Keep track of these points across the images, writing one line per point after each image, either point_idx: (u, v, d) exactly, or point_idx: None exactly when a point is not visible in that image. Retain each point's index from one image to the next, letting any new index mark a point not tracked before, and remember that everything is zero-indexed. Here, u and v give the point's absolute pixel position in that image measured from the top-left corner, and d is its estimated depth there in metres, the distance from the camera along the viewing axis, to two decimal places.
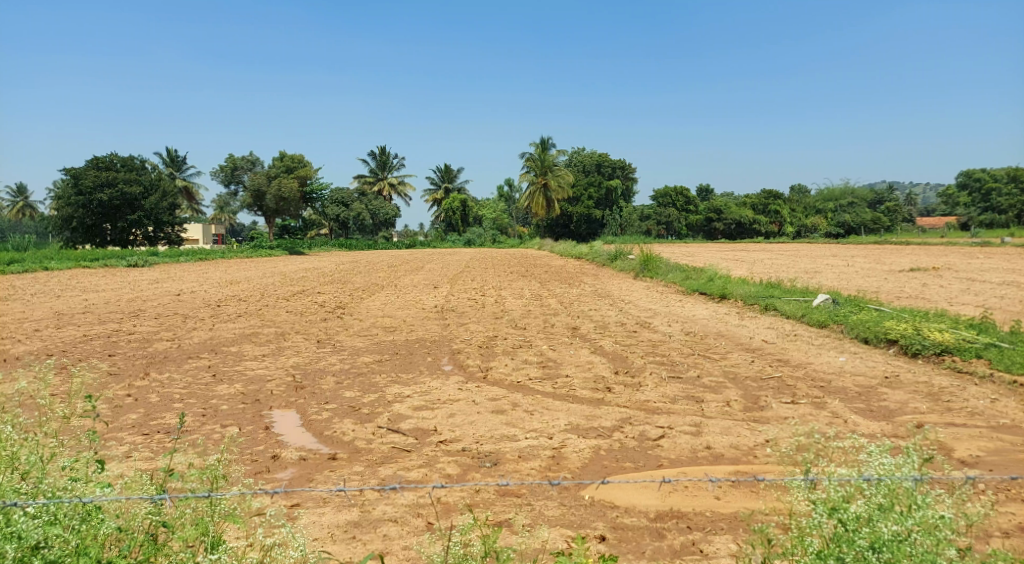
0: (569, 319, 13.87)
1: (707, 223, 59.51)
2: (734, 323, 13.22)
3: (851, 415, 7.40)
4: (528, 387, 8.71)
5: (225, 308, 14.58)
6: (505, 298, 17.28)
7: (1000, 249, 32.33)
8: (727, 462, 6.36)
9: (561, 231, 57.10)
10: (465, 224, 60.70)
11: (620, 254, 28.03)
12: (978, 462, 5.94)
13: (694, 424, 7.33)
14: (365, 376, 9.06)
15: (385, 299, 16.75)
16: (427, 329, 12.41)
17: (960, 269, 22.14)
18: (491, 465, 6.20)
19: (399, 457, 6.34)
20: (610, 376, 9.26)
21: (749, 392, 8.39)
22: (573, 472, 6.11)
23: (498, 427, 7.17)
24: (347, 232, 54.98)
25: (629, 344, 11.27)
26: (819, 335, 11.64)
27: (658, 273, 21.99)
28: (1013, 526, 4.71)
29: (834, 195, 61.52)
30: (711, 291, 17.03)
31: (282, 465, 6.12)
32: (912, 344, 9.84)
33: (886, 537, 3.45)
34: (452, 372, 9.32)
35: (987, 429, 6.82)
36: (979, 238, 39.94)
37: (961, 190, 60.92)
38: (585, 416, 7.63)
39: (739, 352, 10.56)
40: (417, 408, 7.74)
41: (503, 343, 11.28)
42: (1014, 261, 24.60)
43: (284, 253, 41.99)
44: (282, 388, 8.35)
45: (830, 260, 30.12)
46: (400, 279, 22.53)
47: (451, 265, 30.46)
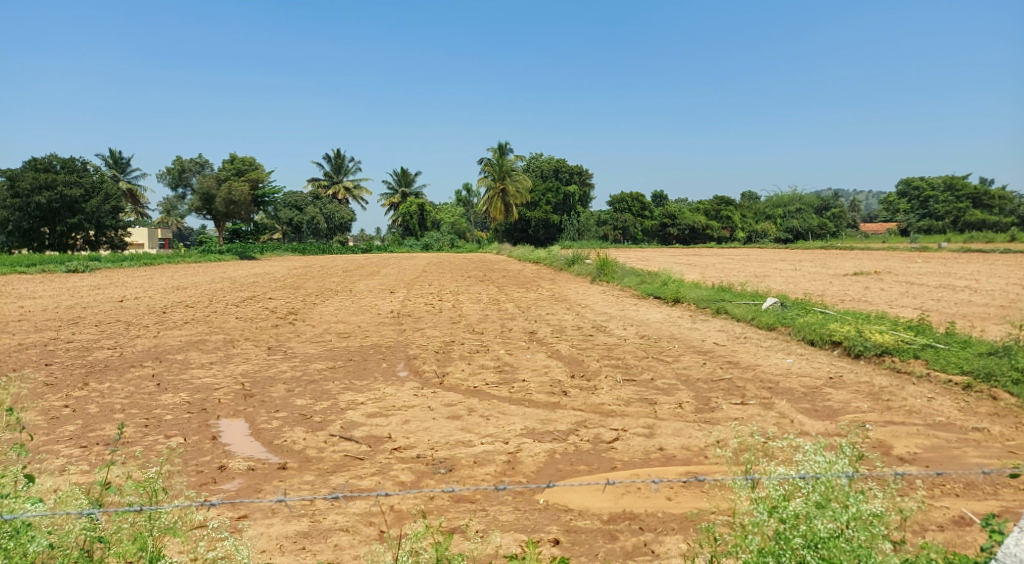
0: (526, 323, 13.91)
1: (662, 228, 60.35)
2: (686, 326, 13.46)
3: (798, 416, 7.61)
4: (484, 392, 8.71)
5: (171, 315, 14.22)
6: (462, 302, 17.26)
7: (937, 254, 33.72)
8: (678, 462, 6.47)
9: (519, 235, 57.28)
10: (422, 229, 60.34)
11: (577, 258, 28.26)
12: (915, 459, 6.16)
13: (647, 426, 7.44)
14: (318, 383, 8.92)
15: (339, 304, 16.52)
16: (383, 335, 12.30)
17: (900, 273, 23.05)
18: (446, 472, 6.19)
19: (351, 465, 6.26)
20: (567, 379, 9.32)
21: (700, 394, 8.55)
22: (527, 477, 6.13)
23: (453, 433, 7.14)
24: (301, 235, 54.16)
25: (584, 348, 11.37)
26: (768, 338, 11.94)
27: (614, 277, 22.23)
28: (947, 519, 4.89)
29: (782, 202, 63.18)
30: (665, 295, 17.22)
31: (229, 475, 6.00)
32: (855, 345, 10.16)
33: (824, 535, 3.57)
34: (407, 379, 9.25)
35: (924, 427, 7.08)
36: (918, 243, 41.54)
37: (900, 197, 63.44)
38: (540, 420, 7.67)
39: (691, 355, 10.74)
40: (371, 415, 7.66)
41: (460, 348, 11.26)
42: (951, 265, 25.63)
43: (234, 258, 41.01)
44: (230, 397, 8.17)
45: (779, 264, 30.93)
46: (355, 284, 22.28)
47: (408, 270, 30.37)
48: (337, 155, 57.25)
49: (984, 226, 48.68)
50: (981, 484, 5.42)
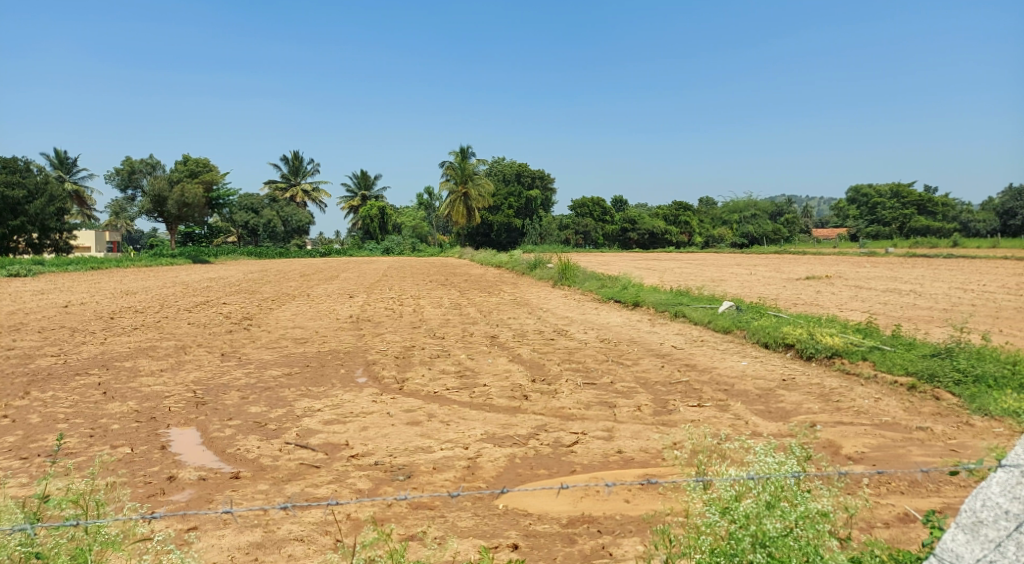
0: (487, 328, 13.91)
1: (622, 233, 60.90)
2: (645, 329, 13.61)
3: (752, 417, 7.76)
4: (444, 397, 8.67)
5: (120, 321, 13.80)
6: (423, 307, 17.18)
7: (885, 258, 34.90)
8: (636, 465, 6.54)
9: (482, 239, 57.27)
10: (383, 232, 59.80)
11: (539, 262, 28.38)
12: (863, 458, 6.35)
13: (606, 429, 7.50)
14: (273, 390, 8.77)
15: (297, 309, 16.25)
16: (341, 340, 12.13)
17: (850, 277, 23.78)
18: (404, 478, 6.14)
19: (307, 474, 6.17)
20: (528, 384, 9.34)
21: (658, 397, 8.66)
22: (487, 482, 6.12)
23: (412, 439, 7.09)
24: (257, 238, 53.16)
25: (545, 352, 11.42)
26: (724, 341, 12.16)
27: (576, 281, 22.39)
28: (893, 517, 5.03)
29: (739, 208, 64.46)
30: (625, 299, 17.39)
31: (178, 486, 5.85)
32: (807, 348, 10.43)
33: (774, 534, 3.67)
34: (366, 385, 9.15)
35: (871, 427, 7.29)
36: (867, 248, 42.83)
37: (850, 205, 65.37)
38: (501, 424, 7.67)
39: (650, 358, 10.87)
40: (328, 422, 7.56)
41: (420, 353, 11.18)
42: (898, 270, 26.49)
43: (187, 262, 40.07)
44: (181, 405, 7.98)
45: (736, 268, 31.52)
46: (314, 289, 21.99)
47: (367, 274, 30.04)
48: (295, 157, 56.55)
49: (929, 232, 50.57)
50: (924, 482, 5.60)
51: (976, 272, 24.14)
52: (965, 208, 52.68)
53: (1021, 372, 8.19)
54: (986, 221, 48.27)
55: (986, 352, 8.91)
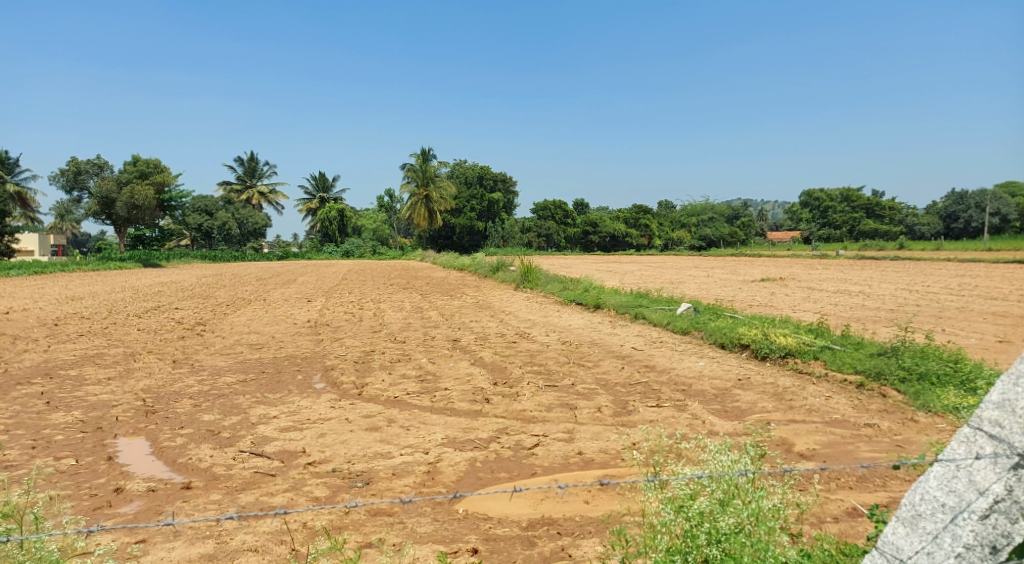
0: (449, 331, 13.86)
1: (584, 236, 61.31)
2: (606, 331, 13.73)
3: (709, 417, 7.89)
4: (405, 402, 8.61)
5: (65, 327, 13.36)
6: (383, 311, 17.05)
7: (836, 261, 35.87)
8: (596, 466, 6.59)
9: (444, 242, 57.10)
10: (342, 235, 59.08)
11: (501, 265, 28.41)
12: (815, 455, 6.51)
13: (567, 431, 7.55)
14: (227, 397, 8.59)
15: (253, 314, 15.94)
16: (299, 345, 11.96)
17: (802, 278, 24.42)
18: (363, 485, 6.08)
19: (263, 482, 6.07)
20: (489, 387, 9.34)
21: (618, 398, 8.75)
22: (447, 487, 6.09)
23: (372, 445, 7.03)
24: (211, 242, 52.02)
25: (507, 354, 11.43)
26: (682, 342, 12.35)
27: (538, 284, 22.48)
28: (842, 511, 5.17)
29: (697, 211, 65.47)
30: (587, 302, 17.52)
31: (126, 498, 5.70)
32: (762, 348, 10.66)
33: (727, 530, 3.76)
34: (324, 391, 9.03)
35: (822, 424, 7.48)
36: (819, 251, 43.98)
37: (802, 208, 66.97)
38: (462, 428, 7.65)
39: (610, 359, 10.98)
40: (284, 430, 7.44)
41: (380, 357, 11.09)
42: (848, 272, 27.26)
43: (137, 266, 38.97)
44: (130, 414, 7.77)
45: (694, 271, 32.04)
46: (270, 293, 21.59)
47: (326, 278, 29.68)
48: (251, 158, 55.63)
49: (878, 235, 52.19)
50: (871, 477, 5.78)
51: (921, 273, 25.00)
52: (911, 211, 54.49)
53: (962, 368, 8.50)
54: (931, 224, 50.02)
55: (930, 350, 9.23)
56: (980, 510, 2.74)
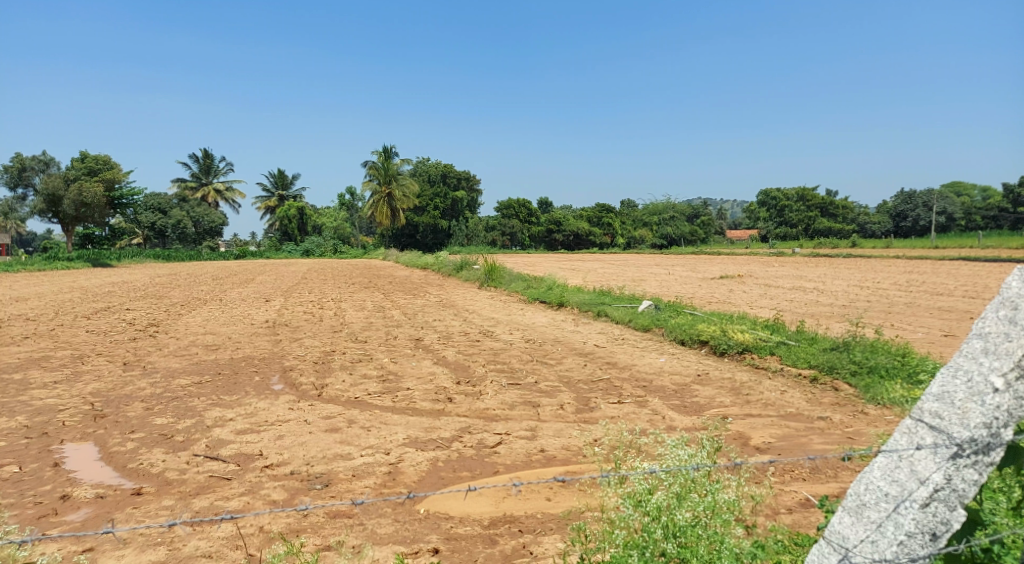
0: (411, 330, 13.77)
1: (548, 234, 61.16)
2: (568, 329, 13.80)
3: (669, 412, 7.98)
4: (366, 402, 8.53)
5: (9, 330, 12.90)
6: (344, 310, 16.85)
7: (793, 258, 36.61)
8: (558, 463, 6.61)
9: (407, 241, 56.69)
10: (302, 233, 58.12)
11: (464, 264, 28.31)
12: (770, 447, 6.65)
13: (529, 429, 7.57)
14: (181, 400, 8.40)
15: (209, 315, 15.61)
16: (257, 346, 11.74)
17: (760, 276, 24.88)
18: (322, 487, 6.00)
19: (217, 487, 5.95)
20: (452, 386, 9.30)
21: (580, 395, 8.80)
22: (408, 487, 6.06)
23: (331, 446, 6.94)
24: (165, 241, 50.76)
25: (470, 353, 11.41)
26: (643, 338, 12.48)
27: (501, 282, 22.49)
28: (796, 503, 5.29)
29: (658, 210, 66.23)
30: (550, 300, 17.57)
31: (74, 505, 5.55)
32: (720, 344, 10.84)
33: (682, 523, 3.81)
34: (283, 392, 8.89)
35: (778, 418, 7.64)
36: (776, 249, 44.78)
37: (759, 207, 68.34)
38: (424, 428, 7.61)
39: (573, 357, 11.05)
40: (241, 432, 7.30)
41: (341, 357, 10.97)
42: (803, 269, 27.86)
43: (86, 266, 37.80)
44: (78, 418, 7.54)
45: (655, 269, 32.34)
46: (227, 293, 21.15)
47: (286, 277, 29.16)
48: (206, 155, 54.45)
49: (831, 233, 53.61)
50: (824, 469, 5.93)
51: (872, 270, 25.70)
52: (863, 210, 56.05)
53: (910, 362, 8.76)
54: (881, 222, 51.55)
55: (879, 344, 9.50)
56: (921, 498, 2.81)
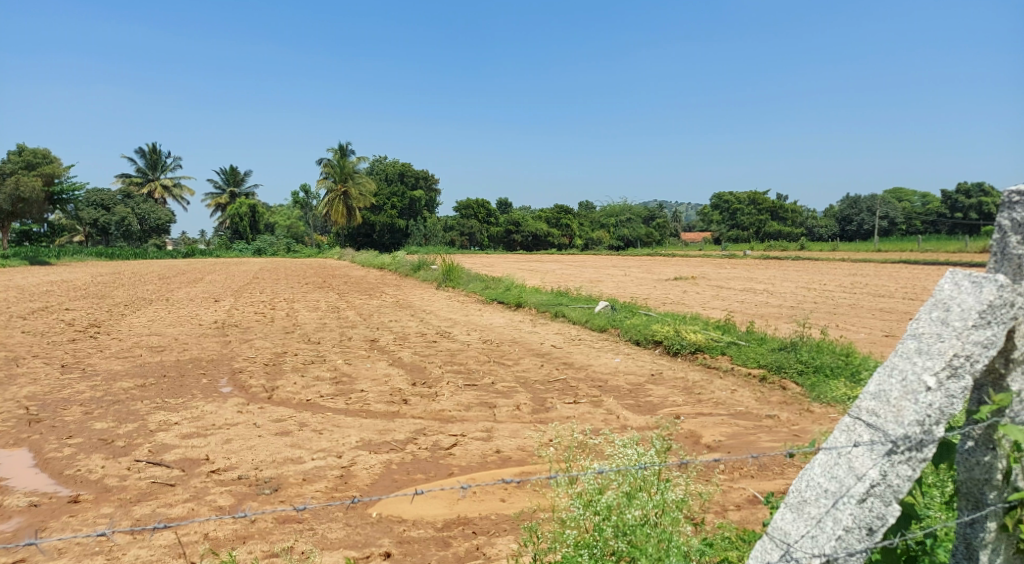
0: (366, 331, 13.60)
1: (507, 235, 60.83)
2: (526, 329, 13.82)
3: (623, 412, 8.05)
4: (318, 405, 8.38)
5: None
6: (297, 311, 16.55)
7: (745, 261, 37.31)
8: (513, 463, 6.61)
9: (363, 240, 56.01)
10: (254, 232, 56.75)
11: (422, 264, 28.13)
12: (720, 446, 6.76)
13: (484, 430, 7.54)
14: (123, 403, 8.12)
15: (154, 315, 15.13)
16: (205, 347, 11.45)
17: (712, 278, 25.29)
18: (271, 492, 5.88)
19: (160, 493, 5.78)
20: (407, 387, 9.22)
21: (536, 395, 8.82)
22: (360, 490, 5.97)
23: (282, 450, 6.80)
24: (108, 239, 49.11)
25: (427, 354, 11.32)
26: (599, 339, 12.58)
27: (459, 283, 22.37)
28: (744, 499, 5.39)
29: (615, 212, 66.83)
30: (508, 300, 17.56)
31: (5, 516, 5.33)
32: (674, 344, 10.98)
33: (633, 522, 3.84)
34: (231, 395, 8.68)
35: (728, 416, 7.78)
36: (729, 251, 45.54)
37: (712, 210, 69.52)
38: (378, 430, 7.51)
39: (530, 357, 11.06)
40: (186, 436, 7.10)
41: (293, 359, 10.77)
42: (754, 271, 28.40)
43: (22, 264, 36.30)
44: (11, 424, 7.24)
45: (612, 270, 32.62)
46: (174, 293, 20.55)
47: (237, 276, 28.49)
48: (152, 149, 52.81)
49: (781, 236, 54.98)
50: (771, 466, 6.06)
51: (819, 272, 26.41)
52: (811, 214, 57.60)
53: (853, 362, 9.01)
54: (828, 226, 53.08)
55: (825, 344, 9.76)
56: (858, 494, 2.85)
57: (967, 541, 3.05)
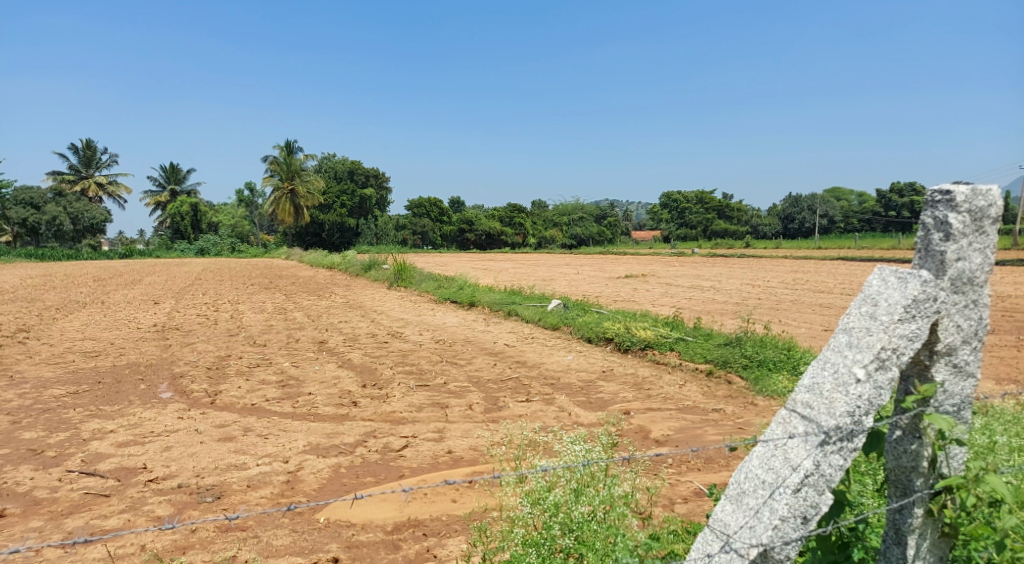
0: (315, 333, 13.36)
1: (459, 234, 60.60)
2: (479, 328, 13.78)
3: (574, 408, 8.10)
4: (264, 409, 8.19)
5: None
6: (242, 312, 16.15)
7: (694, 257, 37.99)
8: (465, 463, 6.57)
9: (312, 239, 55.03)
10: (196, 232, 55.03)
11: (373, 264, 27.82)
12: (669, 440, 6.86)
13: (436, 430, 7.49)
14: (55, 412, 7.79)
15: (89, 319, 14.55)
16: (143, 352, 11.07)
17: (661, 275, 25.70)
18: (213, 500, 5.71)
19: (95, 504, 5.56)
20: (357, 389, 9.08)
21: (489, 394, 8.80)
22: (308, 496, 5.85)
23: (225, 456, 6.62)
24: (39, 239, 47.08)
25: (377, 355, 11.17)
26: (552, 337, 12.63)
27: (411, 282, 22.20)
28: (691, 492, 5.48)
29: (567, 210, 67.36)
30: (461, 300, 17.47)
31: None
32: (624, 341, 11.11)
33: (579, 519, 3.85)
34: (172, 400, 8.41)
35: (676, 410, 7.91)
36: (677, 249, 46.33)
37: (661, 209, 70.76)
38: (327, 434, 7.38)
39: (483, 356, 11.04)
40: (122, 445, 6.84)
41: (237, 362, 10.49)
42: (702, 268, 28.97)
43: None
44: None
45: (564, 269, 32.79)
46: (111, 295, 19.81)
47: (178, 277, 27.67)
48: (86, 146, 50.88)
49: (726, 234, 56.30)
50: (717, 459, 6.19)
51: (763, 269, 27.07)
52: (755, 212, 59.15)
53: (794, 355, 9.27)
54: (771, 224, 54.54)
55: (769, 339, 10.01)
56: (793, 484, 2.91)
57: (897, 527, 3.15)
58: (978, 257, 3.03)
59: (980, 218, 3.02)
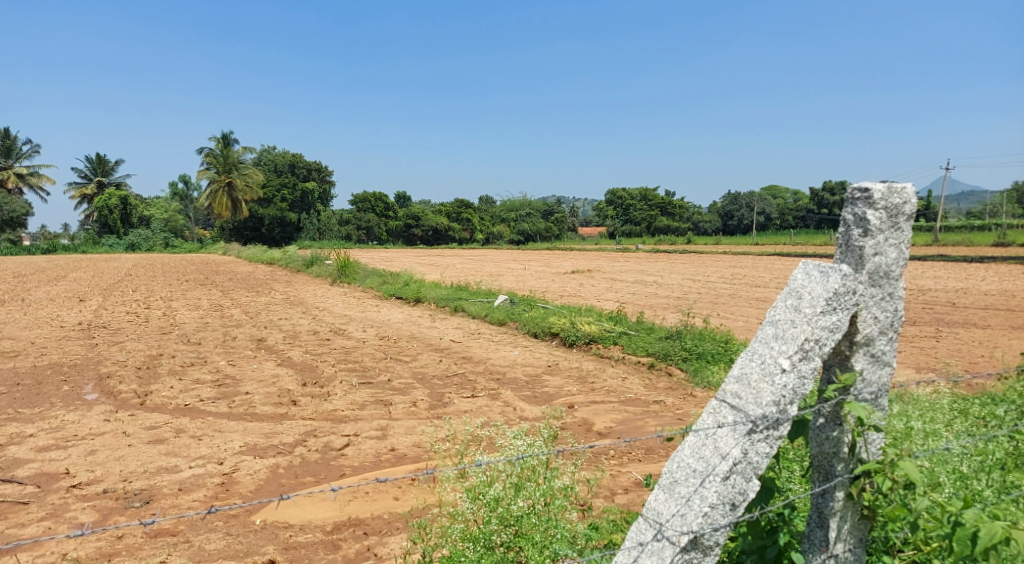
0: (254, 330, 13.01)
1: (405, 230, 59.95)
2: (425, 325, 13.68)
3: (519, 403, 8.11)
4: (199, 409, 7.93)
5: None
6: (176, 310, 15.59)
7: (639, 254, 38.51)
8: (408, 461, 6.50)
9: (251, 234, 53.60)
10: (126, 226, 52.83)
11: (315, 259, 27.27)
12: (611, 432, 6.95)
13: (379, 428, 7.38)
14: None
15: (7, 318, 13.79)
16: (68, 352, 10.58)
17: (605, 270, 26.00)
18: (141, 505, 5.49)
19: (12, 514, 5.29)
20: (297, 388, 8.88)
21: (433, 391, 8.72)
22: (243, 498, 5.68)
23: (155, 459, 6.37)
24: None
25: (319, 353, 10.95)
26: (498, 332, 12.62)
27: (355, 279, 21.87)
28: (632, 483, 5.54)
29: (513, 207, 67.45)
30: (406, 296, 17.28)
31: None
32: (569, 335, 11.17)
33: (519, 512, 3.85)
34: (98, 402, 8.06)
35: (619, 403, 8.00)
36: (621, 245, 46.90)
37: (606, 206, 71.52)
38: (264, 434, 7.19)
39: (428, 353, 10.95)
40: (43, 449, 6.52)
41: (170, 362, 10.13)
42: (645, 264, 29.44)
43: None
44: None
45: (511, 264, 32.87)
46: (33, 293, 18.88)
47: (107, 274, 26.56)
48: (5, 135, 48.28)
49: (669, 231, 57.20)
50: (657, 450, 6.29)
51: (704, 264, 27.70)
52: (697, 208, 60.36)
53: (732, 348, 9.50)
54: (712, 221, 55.70)
55: (708, 332, 10.22)
56: (722, 472, 2.96)
57: (820, 511, 3.24)
58: (893, 252, 3.15)
59: (896, 215, 3.13)
